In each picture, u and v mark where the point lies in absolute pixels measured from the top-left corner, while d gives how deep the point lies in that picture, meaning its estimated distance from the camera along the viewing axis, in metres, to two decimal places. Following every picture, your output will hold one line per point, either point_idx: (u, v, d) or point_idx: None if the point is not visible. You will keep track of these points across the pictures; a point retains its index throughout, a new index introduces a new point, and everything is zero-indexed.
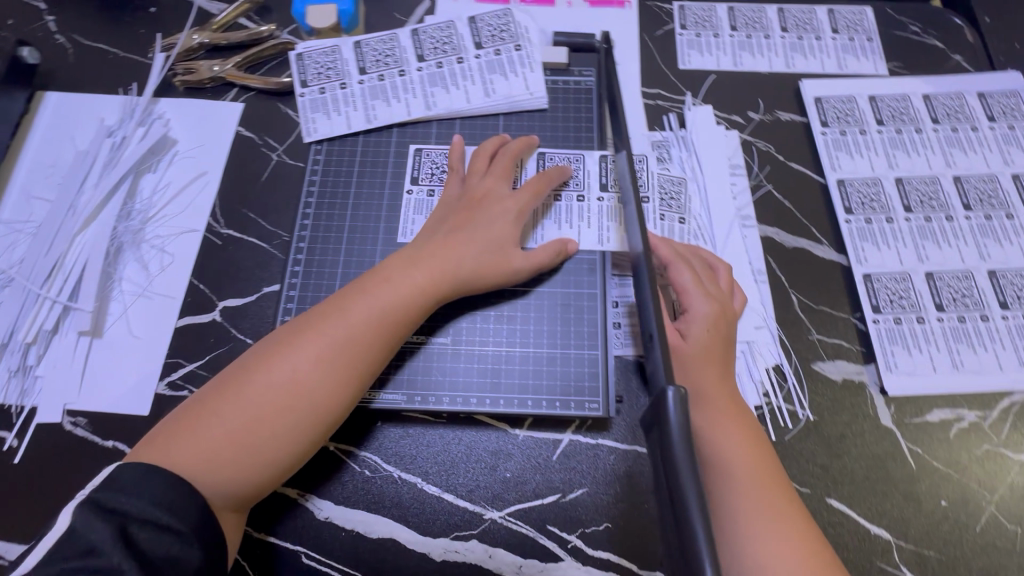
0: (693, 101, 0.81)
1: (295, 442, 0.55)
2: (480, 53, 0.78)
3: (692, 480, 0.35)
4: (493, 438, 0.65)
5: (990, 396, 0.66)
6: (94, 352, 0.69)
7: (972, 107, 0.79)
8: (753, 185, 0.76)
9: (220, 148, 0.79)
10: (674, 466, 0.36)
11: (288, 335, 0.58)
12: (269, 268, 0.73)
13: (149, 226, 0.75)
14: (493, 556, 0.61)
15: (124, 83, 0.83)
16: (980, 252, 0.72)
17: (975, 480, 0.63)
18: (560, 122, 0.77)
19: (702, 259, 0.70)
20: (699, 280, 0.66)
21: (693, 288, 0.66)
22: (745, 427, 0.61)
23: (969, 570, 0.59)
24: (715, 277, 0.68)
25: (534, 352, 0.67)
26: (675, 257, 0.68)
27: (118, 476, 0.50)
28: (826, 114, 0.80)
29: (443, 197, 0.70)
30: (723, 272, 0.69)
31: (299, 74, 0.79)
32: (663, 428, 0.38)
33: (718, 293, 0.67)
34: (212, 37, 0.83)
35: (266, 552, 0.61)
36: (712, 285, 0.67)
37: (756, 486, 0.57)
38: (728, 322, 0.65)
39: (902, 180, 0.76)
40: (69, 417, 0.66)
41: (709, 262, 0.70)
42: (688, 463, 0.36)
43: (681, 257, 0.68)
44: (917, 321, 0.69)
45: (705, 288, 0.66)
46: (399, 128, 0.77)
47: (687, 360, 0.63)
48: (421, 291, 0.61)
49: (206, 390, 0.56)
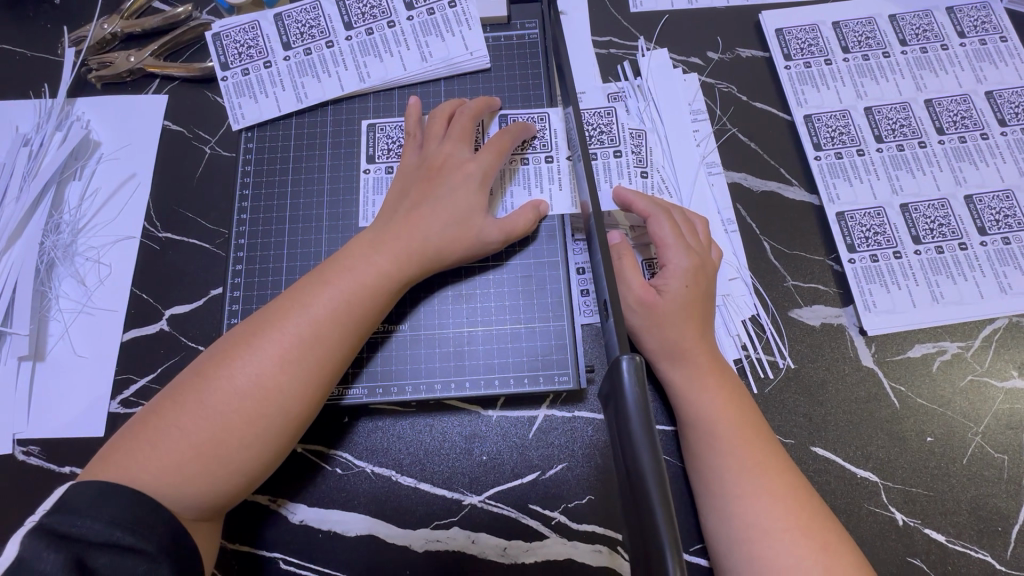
0: (648, 46, 0.76)
1: (266, 450, 0.51)
2: (411, 14, 0.72)
3: (649, 456, 0.34)
4: (467, 421, 0.62)
5: (972, 325, 0.64)
6: (39, 377, 0.65)
7: (940, 23, 0.75)
8: (717, 130, 0.72)
9: (148, 146, 0.74)
10: (631, 442, 0.36)
11: (249, 334, 0.53)
12: (214, 270, 0.69)
13: (81, 238, 0.70)
14: (476, 541, 0.59)
15: (35, 85, 0.76)
16: (955, 178, 0.69)
17: (960, 413, 0.61)
18: (506, 82, 0.72)
19: (688, 214, 0.66)
20: (681, 233, 0.62)
21: (676, 241, 0.61)
22: (732, 384, 0.58)
23: (959, 502, 0.59)
24: (694, 230, 0.64)
25: (498, 329, 0.64)
26: (654, 211, 0.63)
27: (68, 499, 0.45)
28: (789, 46, 0.75)
29: (402, 167, 0.65)
30: (700, 226, 0.65)
31: (220, 56, 0.73)
32: (620, 398, 0.38)
33: (698, 246, 0.63)
34: (124, 26, 0.76)
35: (244, 563, 0.59)
36: (693, 239, 0.63)
37: (751, 444, 0.54)
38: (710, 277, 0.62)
39: (871, 109, 0.72)
40: (20, 447, 0.62)
41: (687, 215, 0.66)
42: (645, 438, 0.35)
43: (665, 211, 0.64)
44: (894, 256, 0.66)
45: (687, 241, 0.62)
46: (333, 104, 0.72)
47: (668, 319, 0.59)
48: (388, 277, 0.57)
49: (162, 398, 0.51)
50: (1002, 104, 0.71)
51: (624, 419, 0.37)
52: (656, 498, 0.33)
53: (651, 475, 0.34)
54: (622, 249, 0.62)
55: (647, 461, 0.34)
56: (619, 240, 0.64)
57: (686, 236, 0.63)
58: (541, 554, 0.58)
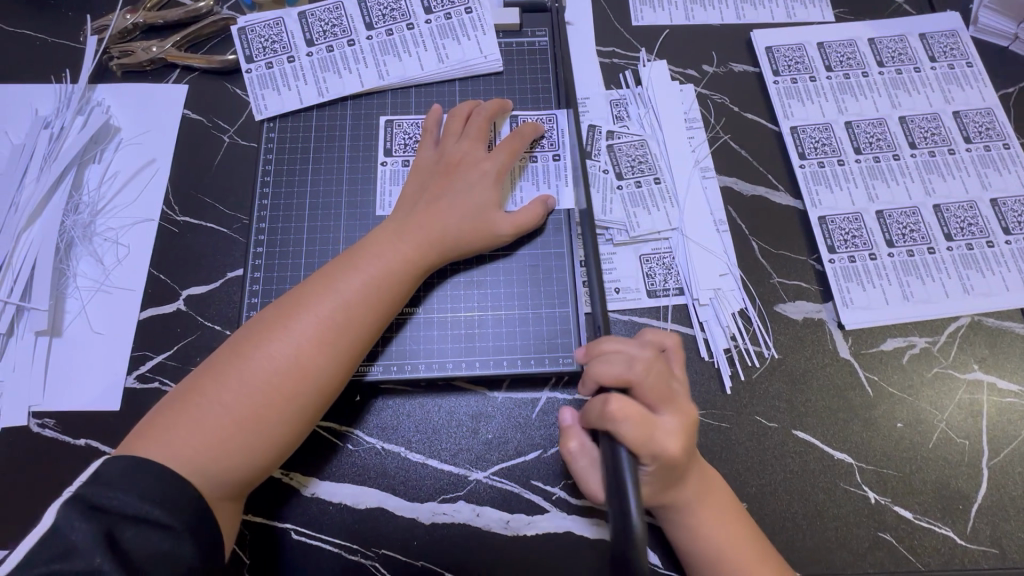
0: (649, 57, 0.81)
1: (300, 424, 0.55)
2: (430, 18, 0.77)
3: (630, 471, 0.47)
4: (473, 401, 0.66)
5: (938, 322, 0.70)
6: (55, 352, 0.67)
7: (914, 48, 0.82)
8: (710, 137, 0.78)
9: (168, 133, 0.76)
10: (616, 458, 0.49)
11: (283, 316, 0.56)
12: (231, 253, 0.71)
13: (99, 220, 0.72)
14: (481, 514, 0.62)
15: (56, 70, 0.78)
16: (926, 188, 0.75)
17: (927, 401, 0.67)
18: (518, 85, 0.76)
19: (632, 351, 0.57)
20: (632, 384, 0.54)
21: (636, 399, 0.55)
22: (726, 497, 0.59)
23: (925, 482, 0.64)
24: (652, 366, 0.56)
25: (506, 315, 0.68)
26: (603, 364, 0.56)
27: (102, 473, 0.47)
28: (777, 63, 0.81)
29: (420, 161, 0.69)
30: (652, 361, 0.56)
31: (245, 50, 0.76)
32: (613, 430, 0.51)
33: (653, 385, 0.55)
34: (147, 17, 0.79)
35: (256, 533, 0.61)
36: (650, 375, 0.55)
37: (753, 553, 0.56)
38: (677, 403, 0.56)
39: (852, 123, 0.78)
40: (35, 420, 0.64)
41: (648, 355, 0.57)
42: (628, 459, 0.49)
43: (611, 387, 0.56)
44: (870, 257, 0.72)
45: (645, 389, 0.55)
46: (353, 100, 0.75)
47: (672, 469, 0.54)
48: (411, 263, 0.61)
49: (198, 375, 0.54)
50: (968, 123, 0.78)
51: (614, 443, 0.50)
52: (630, 492, 0.45)
53: (628, 480, 0.46)
54: (571, 437, 0.60)
55: (627, 472, 0.47)
56: (589, 441, 0.60)
57: (638, 381, 0.54)
58: (542, 526, 0.62)
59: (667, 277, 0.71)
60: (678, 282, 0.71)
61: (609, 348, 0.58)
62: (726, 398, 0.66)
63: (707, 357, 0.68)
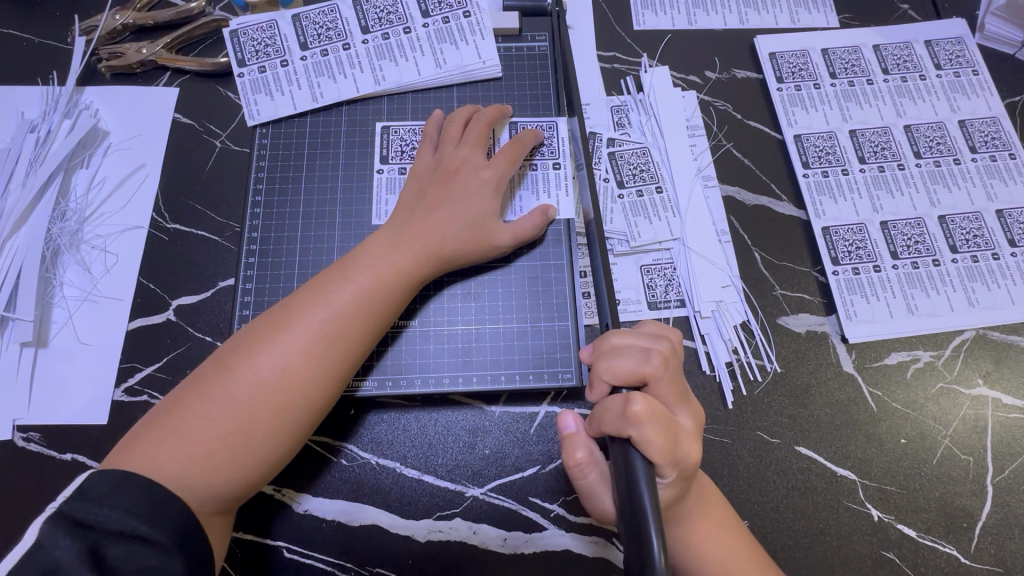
0: (650, 62, 0.80)
1: (290, 439, 0.53)
2: (428, 21, 0.75)
3: (647, 481, 0.45)
4: (471, 416, 0.65)
5: (943, 335, 0.68)
6: (41, 363, 0.65)
7: (919, 55, 0.80)
8: (713, 145, 0.76)
9: (158, 137, 0.74)
10: (632, 467, 0.46)
11: (273, 327, 0.54)
12: (223, 262, 0.70)
13: (87, 227, 0.70)
14: (477, 531, 0.61)
15: (43, 72, 0.76)
16: (930, 199, 0.74)
17: (931, 417, 0.66)
18: (517, 91, 0.75)
19: (648, 345, 0.55)
20: (648, 379, 0.52)
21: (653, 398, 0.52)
22: (730, 516, 0.57)
23: (928, 499, 0.63)
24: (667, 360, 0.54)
25: (504, 328, 0.66)
26: (615, 359, 0.54)
27: (88, 488, 0.45)
28: (781, 69, 0.80)
29: (417, 167, 0.67)
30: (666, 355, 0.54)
31: (237, 53, 0.74)
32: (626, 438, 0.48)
33: (669, 379, 0.53)
34: (137, 18, 0.77)
35: (248, 551, 0.60)
36: (666, 371, 0.53)
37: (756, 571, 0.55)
38: (689, 404, 0.55)
39: (856, 132, 0.77)
40: (20, 434, 0.62)
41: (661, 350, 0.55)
42: (645, 467, 0.46)
43: (627, 385, 0.53)
44: (874, 269, 0.71)
45: (662, 387, 0.53)
46: (348, 105, 0.74)
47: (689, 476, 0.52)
48: (405, 273, 0.59)
49: (185, 387, 0.53)
50: (973, 132, 0.77)
51: (628, 450, 0.47)
52: (647, 500, 0.43)
53: (646, 490, 0.44)
54: (577, 447, 0.54)
55: (643, 480, 0.45)
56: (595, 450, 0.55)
57: (655, 378, 0.52)
58: (540, 544, 0.61)
59: (667, 289, 0.70)
60: (679, 294, 0.70)
61: (625, 341, 0.55)
62: (727, 413, 0.65)
63: (708, 371, 0.67)
